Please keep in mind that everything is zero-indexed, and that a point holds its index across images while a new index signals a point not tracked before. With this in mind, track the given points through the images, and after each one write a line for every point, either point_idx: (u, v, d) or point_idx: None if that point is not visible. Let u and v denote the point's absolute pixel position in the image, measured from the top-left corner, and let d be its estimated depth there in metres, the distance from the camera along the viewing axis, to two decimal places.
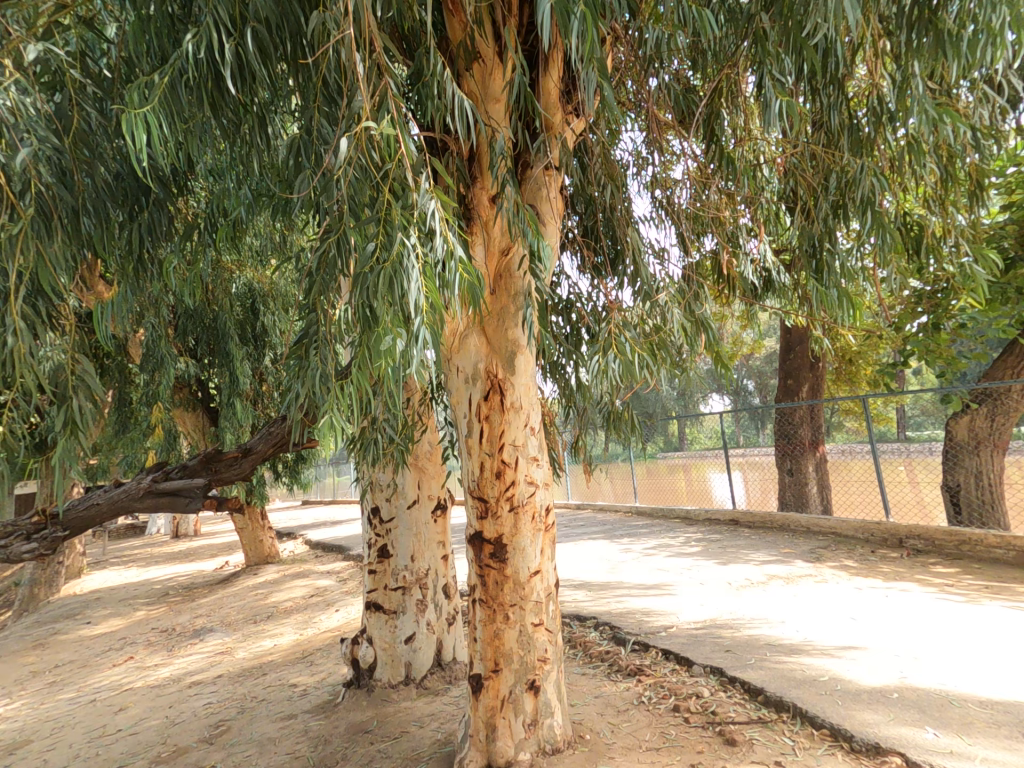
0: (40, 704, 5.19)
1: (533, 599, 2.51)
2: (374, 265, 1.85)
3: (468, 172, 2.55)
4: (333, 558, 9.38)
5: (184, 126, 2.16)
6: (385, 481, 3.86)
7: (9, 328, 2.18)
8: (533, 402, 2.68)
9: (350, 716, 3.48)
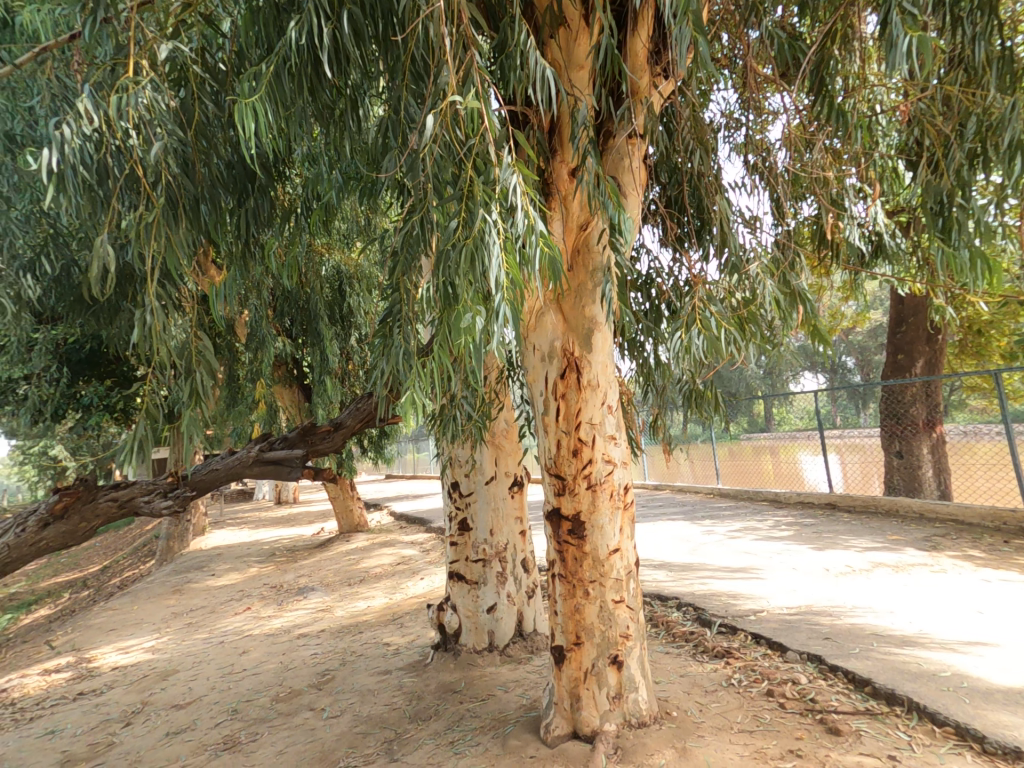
0: (181, 640, 5.92)
1: (612, 576, 2.51)
2: (457, 240, 1.89)
3: (548, 145, 2.51)
4: (417, 529, 9.85)
5: (287, 112, 2.29)
6: (463, 457, 3.97)
7: (148, 309, 2.48)
8: (611, 381, 2.64)
9: (440, 676, 3.68)
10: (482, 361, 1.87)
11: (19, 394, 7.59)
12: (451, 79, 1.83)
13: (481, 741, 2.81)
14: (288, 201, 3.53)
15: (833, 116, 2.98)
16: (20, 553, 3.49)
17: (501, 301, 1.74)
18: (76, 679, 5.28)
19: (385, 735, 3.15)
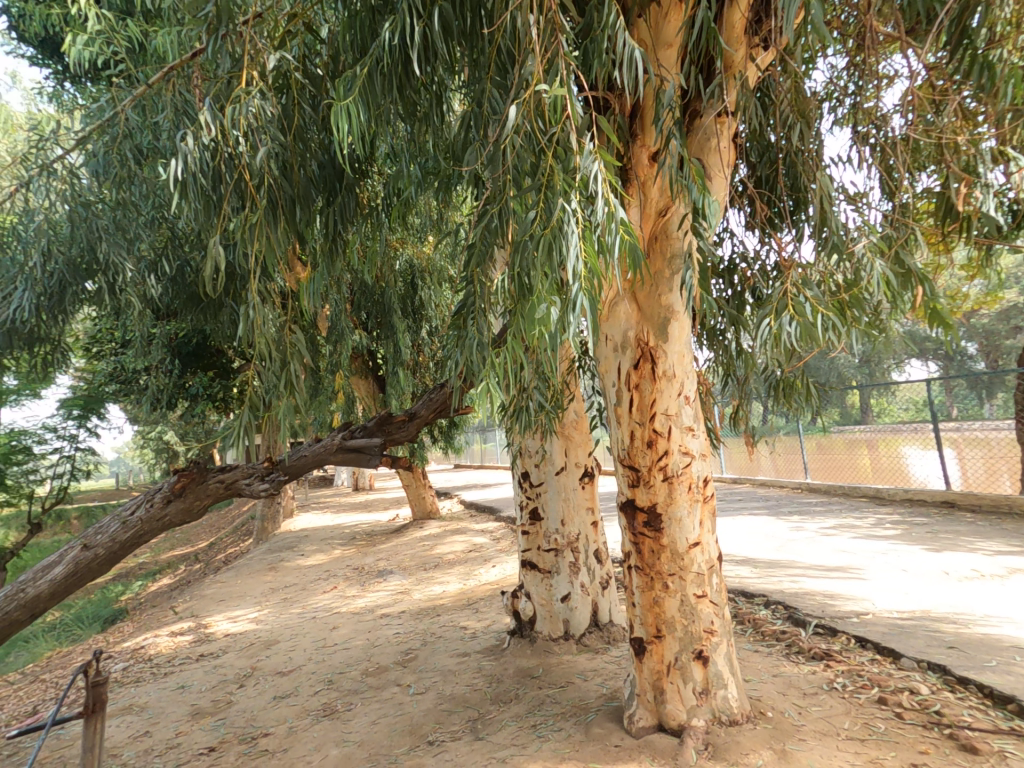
0: (278, 613, 6.39)
1: (693, 569, 2.45)
2: (534, 232, 1.88)
3: (629, 129, 2.46)
4: (487, 517, 10.04)
5: (378, 111, 2.42)
6: (534, 447, 4.00)
7: (253, 305, 2.84)
8: (688, 371, 2.56)
9: (517, 661, 3.75)
10: (554, 351, 1.88)
11: (139, 385, 8.44)
12: (536, 68, 1.84)
13: (564, 727, 2.85)
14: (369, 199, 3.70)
15: (975, 72, 2.74)
16: (147, 526, 3.88)
17: (578, 293, 1.71)
18: (191, 643, 5.83)
19: (470, 714, 3.27)
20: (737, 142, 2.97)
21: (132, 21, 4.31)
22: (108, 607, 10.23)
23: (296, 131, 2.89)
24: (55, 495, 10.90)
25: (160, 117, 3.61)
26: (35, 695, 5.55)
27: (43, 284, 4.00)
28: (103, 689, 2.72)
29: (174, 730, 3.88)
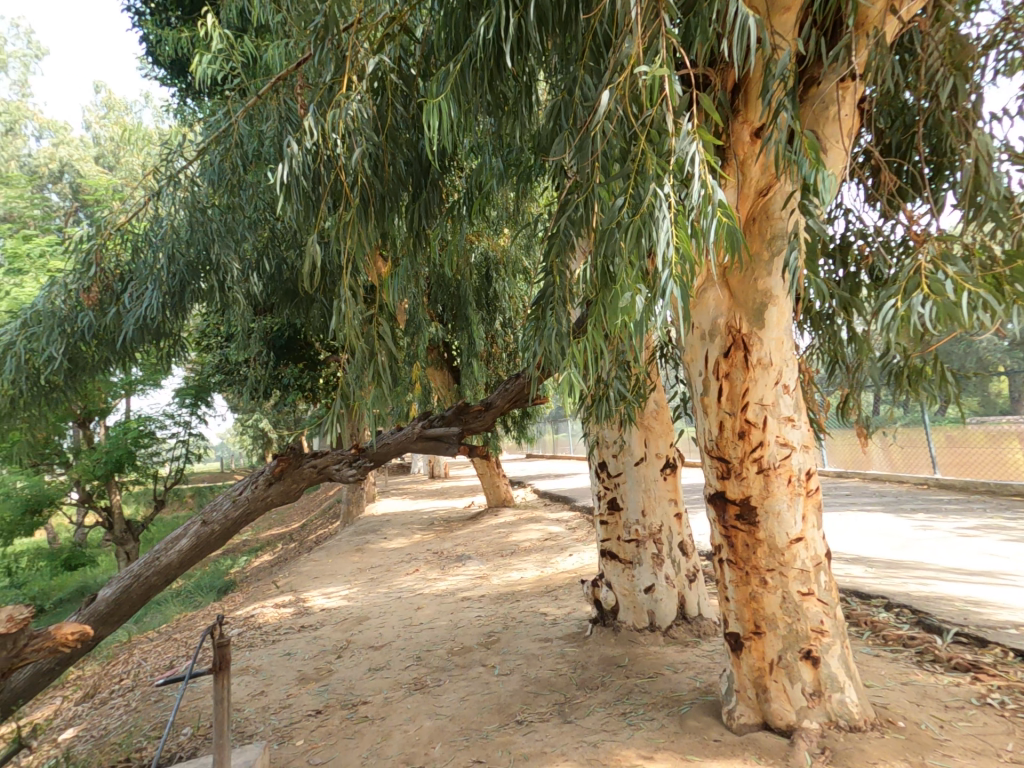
0: (367, 592, 6.77)
1: (797, 566, 2.35)
2: (623, 220, 1.84)
3: (730, 106, 2.38)
4: (561, 507, 10.09)
5: (468, 105, 2.51)
6: (611, 438, 3.94)
7: (344, 299, 3.11)
8: (787, 359, 2.43)
9: (602, 650, 3.76)
10: (637, 343, 1.79)
11: (241, 376, 9.17)
12: (634, 50, 1.81)
13: (657, 717, 2.85)
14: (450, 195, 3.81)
15: None
16: (253, 505, 4.24)
17: (669, 281, 1.62)
18: (291, 615, 6.32)
19: (557, 697, 3.34)
20: (867, 108, 2.79)
21: (248, 38, 4.65)
22: (217, 579, 11.26)
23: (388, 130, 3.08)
24: (171, 477, 12.10)
25: (266, 126, 3.92)
26: (164, 653, 6.24)
27: (168, 284, 4.45)
28: (229, 650, 3.01)
29: (283, 692, 4.24)
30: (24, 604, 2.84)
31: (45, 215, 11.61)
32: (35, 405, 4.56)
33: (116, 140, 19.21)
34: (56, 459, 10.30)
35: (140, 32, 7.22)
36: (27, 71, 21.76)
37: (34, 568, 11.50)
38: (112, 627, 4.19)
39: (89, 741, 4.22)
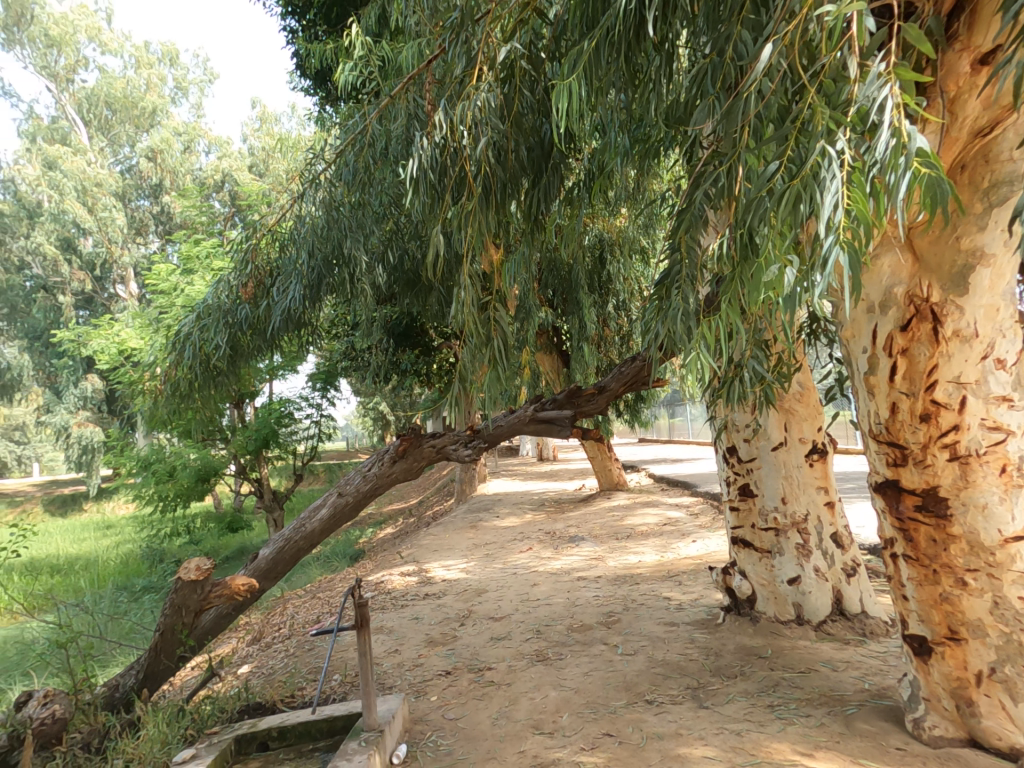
0: (484, 566, 7.11)
1: (1013, 567, 2.13)
2: (775, 186, 1.71)
3: (944, 31, 2.05)
4: (677, 493, 9.83)
5: (599, 82, 2.49)
6: (743, 422, 3.77)
7: (462, 287, 3.30)
8: (998, 329, 2.16)
9: (738, 638, 3.68)
10: (785, 318, 1.69)
11: (364, 362, 9.90)
12: None
13: (816, 715, 2.77)
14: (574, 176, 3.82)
15: None
16: (380, 481, 4.61)
17: (834, 248, 1.48)
18: (416, 583, 6.81)
19: (689, 681, 3.34)
20: None
21: (386, 43, 4.94)
22: (349, 547, 12.41)
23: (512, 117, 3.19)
24: (306, 454, 13.43)
25: (396, 125, 4.19)
26: (311, 609, 7.03)
27: (308, 278, 4.90)
28: (368, 610, 3.33)
29: (415, 652, 4.61)
30: (206, 559, 4.24)
31: (210, 220, 13.29)
32: (204, 388, 5.26)
33: (269, 150, 21.49)
34: (219, 434, 11.86)
35: (292, 48, 8.01)
36: (202, 94, 24.94)
37: (205, 527, 13.40)
38: (271, 583, 4.75)
39: (259, 678, 4.90)
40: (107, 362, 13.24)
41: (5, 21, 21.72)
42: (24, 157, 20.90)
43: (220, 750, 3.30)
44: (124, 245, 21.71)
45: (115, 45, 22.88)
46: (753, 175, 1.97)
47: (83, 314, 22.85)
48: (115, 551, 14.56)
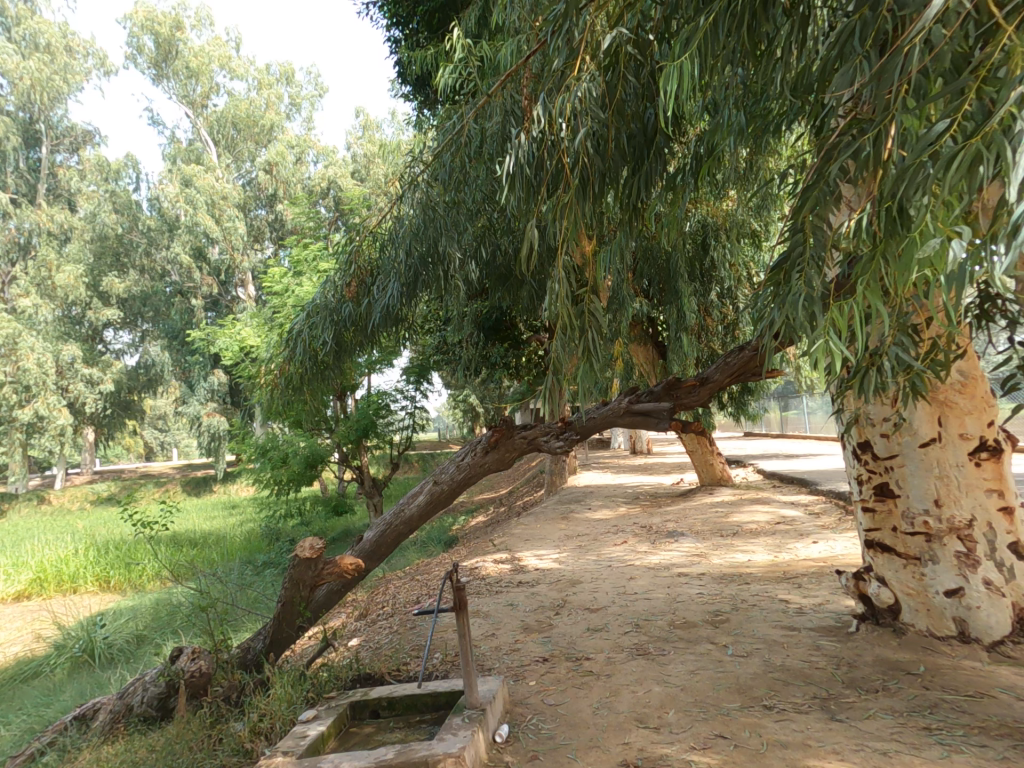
0: (577, 557, 7.14)
1: None
2: (943, 148, 1.56)
3: None
4: (787, 493, 9.31)
5: (713, 58, 2.40)
6: (877, 415, 3.53)
7: (556, 280, 3.25)
8: None
9: (878, 650, 3.49)
10: (947, 297, 1.55)
11: (455, 356, 10.21)
12: None
13: (995, 746, 2.55)
14: (685, 159, 3.71)
15: None
16: (473, 470, 4.74)
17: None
18: (509, 571, 6.98)
19: (814, 691, 3.21)
20: None
21: (484, 42, 5.04)
22: (443, 534, 12.93)
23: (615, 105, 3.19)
24: (401, 444, 14.13)
25: (491, 121, 4.27)
26: (411, 590, 7.44)
27: (405, 275, 5.09)
28: (465, 593, 3.45)
29: (512, 636, 4.74)
30: (317, 540, 4.59)
31: (318, 225, 14.29)
32: (314, 381, 5.65)
33: (370, 156, 22.87)
34: (325, 424, 12.79)
35: (395, 58, 8.42)
36: (313, 108, 26.86)
37: (314, 509, 14.52)
38: (373, 565, 4.99)
39: (368, 651, 5.27)
40: (231, 358, 14.69)
41: (155, 58, 24.69)
42: (166, 176, 23.61)
43: (338, 714, 3.59)
44: (245, 252, 23.93)
45: (241, 70, 25.28)
46: (906, 143, 1.82)
47: (211, 315, 25.46)
48: (239, 528, 16.16)
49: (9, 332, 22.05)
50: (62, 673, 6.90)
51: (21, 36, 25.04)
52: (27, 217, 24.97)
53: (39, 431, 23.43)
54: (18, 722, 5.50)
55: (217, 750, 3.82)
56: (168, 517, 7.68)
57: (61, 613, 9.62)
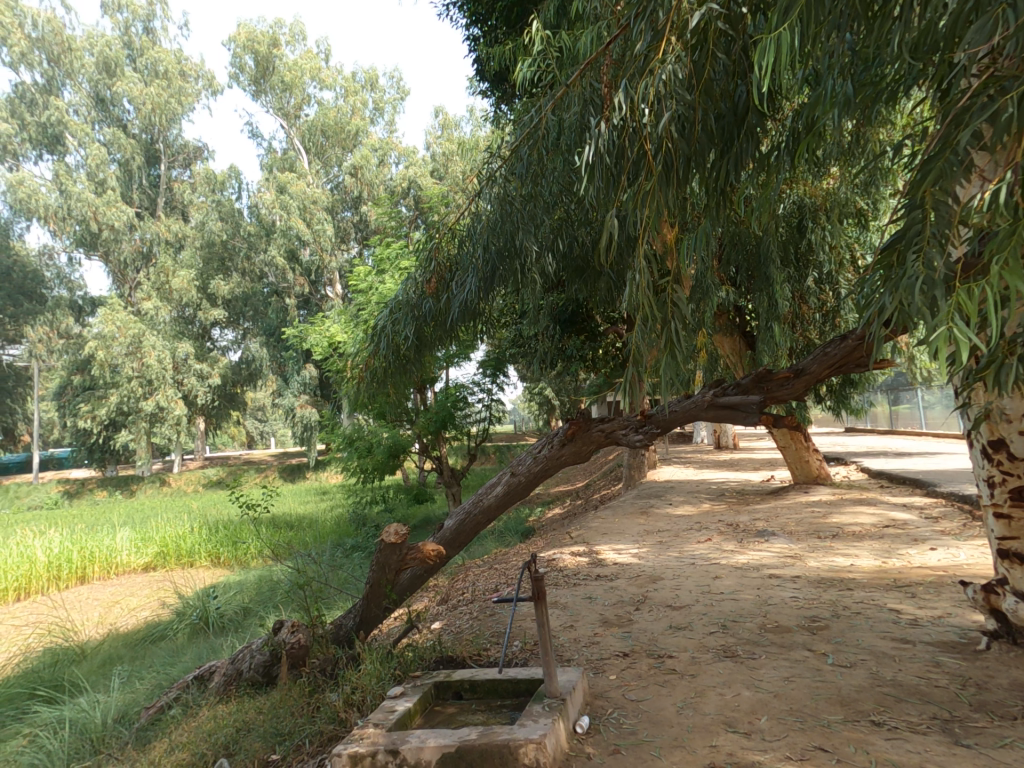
0: (658, 553, 6.96)
1: None
2: None
3: None
4: (895, 494, 8.57)
5: (815, 26, 2.27)
6: (1011, 409, 3.20)
7: (636, 269, 3.17)
8: None
9: (1015, 673, 3.17)
10: None
11: (532, 349, 10.25)
12: None
13: None
14: (780, 137, 3.52)
15: None
16: (550, 462, 4.72)
17: None
18: (587, 563, 6.95)
19: (932, 711, 2.96)
20: None
21: (563, 32, 5.01)
22: (520, 525, 13.06)
23: (703, 84, 3.09)
24: (478, 435, 14.42)
25: (570, 112, 4.25)
26: (490, 579, 7.60)
27: (483, 271, 5.08)
28: (543, 584, 3.47)
29: (591, 629, 4.72)
30: (401, 526, 4.79)
31: (399, 224, 14.75)
32: (396, 375, 5.73)
33: (448, 154, 23.69)
34: (406, 416, 13.29)
35: (474, 56, 8.56)
36: (394, 111, 27.93)
37: (396, 497, 15.20)
38: (454, 552, 5.10)
39: (450, 635, 5.45)
40: (320, 354, 15.61)
41: (255, 75, 26.55)
42: (263, 185, 25.47)
43: (423, 692, 3.74)
44: (332, 253, 25.33)
45: (330, 80, 26.63)
46: None
47: (303, 313, 27.17)
48: (329, 513, 17.20)
49: (134, 331, 24.81)
50: (183, 637, 7.69)
51: (144, 67, 28.30)
52: (149, 228, 27.86)
53: (161, 420, 26.11)
54: (149, 678, 6.19)
55: (315, 716, 4.11)
56: (268, 499, 8.30)
57: (181, 584, 10.72)
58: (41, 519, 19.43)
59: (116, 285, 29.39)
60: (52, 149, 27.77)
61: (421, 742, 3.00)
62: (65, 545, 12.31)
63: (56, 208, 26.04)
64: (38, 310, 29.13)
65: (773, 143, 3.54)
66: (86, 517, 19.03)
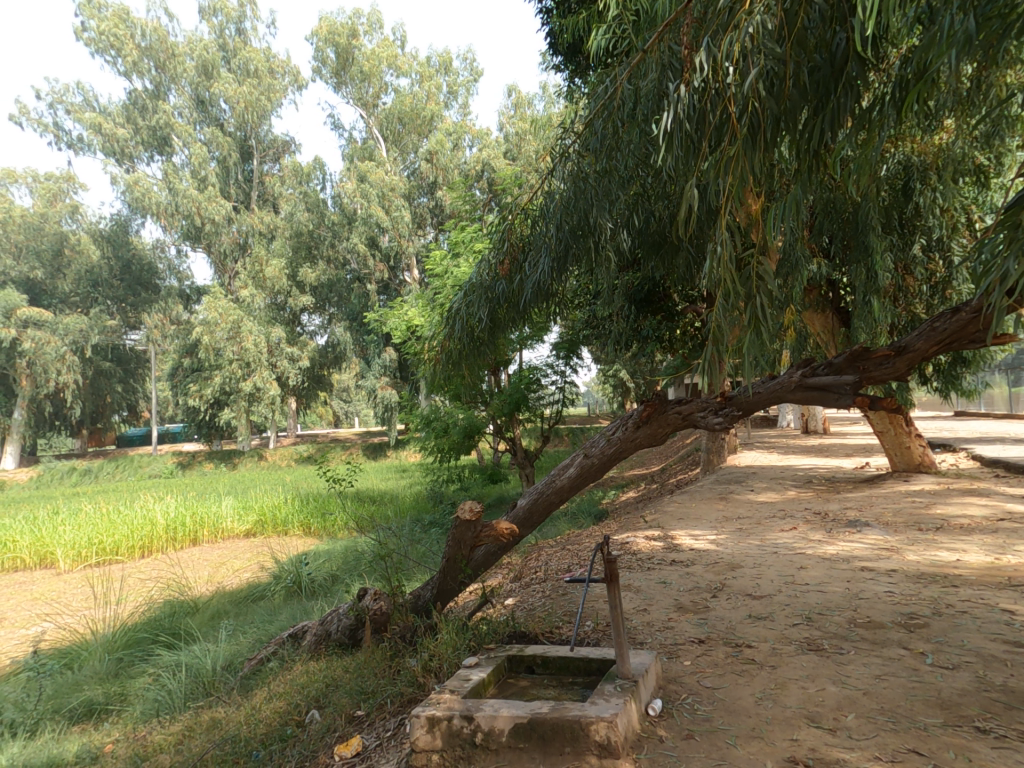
0: (736, 541, 6.70)
1: None
2: None
3: None
4: (1013, 485, 7.70)
5: None
6: None
7: (718, 240, 2.99)
8: None
9: None
10: None
11: (607, 330, 10.04)
12: None
13: None
14: (881, 89, 3.18)
15: None
16: (624, 445, 4.61)
17: None
18: (662, 548, 6.81)
19: None
20: None
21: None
22: (593, 507, 12.99)
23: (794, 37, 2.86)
24: (552, 417, 14.44)
25: (647, 80, 4.07)
26: (562, 559, 7.63)
27: (557, 249, 4.97)
28: (616, 566, 3.41)
29: (665, 614, 4.64)
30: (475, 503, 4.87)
31: (472, 207, 14.86)
32: (470, 357, 5.71)
33: (522, 133, 23.58)
34: (481, 398, 13.51)
35: (547, 29, 8.36)
36: (468, 93, 28.24)
37: (471, 476, 15.59)
38: (526, 531, 5.11)
39: (522, 611, 5.56)
40: (399, 337, 16.14)
41: (336, 68, 27.49)
42: (345, 175, 26.53)
43: (497, 664, 3.85)
44: (410, 237, 26.07)
45: (406, 67, 27.17)
46: None
47: (384, 297, 28.38)
48: (408, 490, 17.95)
49: (234, 317, 26.92)
50: (279, 598, 8.41)
51: (237, 67, 30.17)
52: (244, 220, 29.89)
53: (257, 400, 28.13)
54: (251, 632, 6.82)
55: (396, 679, 4.34)
56: (353, 475, 8.74)
57: (277, 550, 11.66)
58: (158, 488, 21.70)
59: (218, 275, 31.86)
60: (162, 150, 30.41)
61: (494, 711, 3.09)
62: (179, 510, 13.67)
63: (166, 205, 28.53)
64: (154, 300, 32.18)
65: (874, 96, 3.20)
66: (196, 487, 21.01)
